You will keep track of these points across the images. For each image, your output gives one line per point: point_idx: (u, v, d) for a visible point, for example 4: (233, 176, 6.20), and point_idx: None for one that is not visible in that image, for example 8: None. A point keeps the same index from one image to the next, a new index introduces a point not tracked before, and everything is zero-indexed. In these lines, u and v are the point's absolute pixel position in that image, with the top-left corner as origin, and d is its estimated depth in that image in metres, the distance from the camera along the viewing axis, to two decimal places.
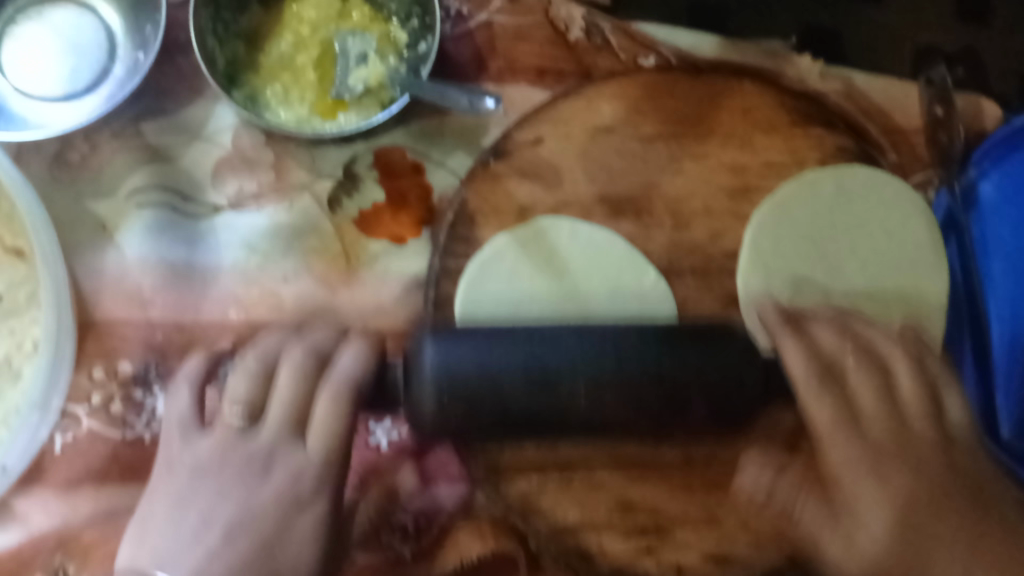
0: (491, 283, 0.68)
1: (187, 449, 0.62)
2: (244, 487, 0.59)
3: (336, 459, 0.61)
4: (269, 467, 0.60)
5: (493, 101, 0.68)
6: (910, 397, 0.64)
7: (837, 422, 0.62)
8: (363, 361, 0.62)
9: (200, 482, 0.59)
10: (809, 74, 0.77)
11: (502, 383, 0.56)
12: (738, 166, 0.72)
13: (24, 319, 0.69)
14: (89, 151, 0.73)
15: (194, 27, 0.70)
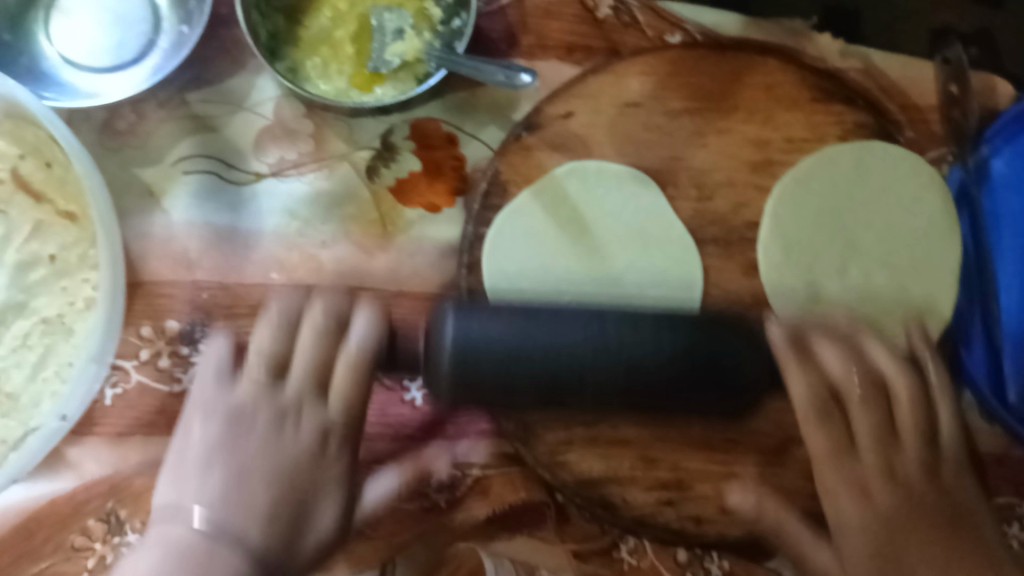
0: (516, 250, 0.71)
1: (217, 397, 0.65)
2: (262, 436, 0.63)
3: (346, 419, 0.66)
4: (285, 428, 0.64)
5: (527, 76, 0.69)
6: (901, 246, 0.72)
7: (843, 424, 0.67)
8: (372, 329, 0.66)
9: (242, 420, 0.64)
10: (829, 51, 0.81)
11: (509, 350, 0.61)
12: (761, 141, 0.74)
13: (76, 278, 0.72)
14: (136, 120, 0.76)
15: (241, 3, 0.73)
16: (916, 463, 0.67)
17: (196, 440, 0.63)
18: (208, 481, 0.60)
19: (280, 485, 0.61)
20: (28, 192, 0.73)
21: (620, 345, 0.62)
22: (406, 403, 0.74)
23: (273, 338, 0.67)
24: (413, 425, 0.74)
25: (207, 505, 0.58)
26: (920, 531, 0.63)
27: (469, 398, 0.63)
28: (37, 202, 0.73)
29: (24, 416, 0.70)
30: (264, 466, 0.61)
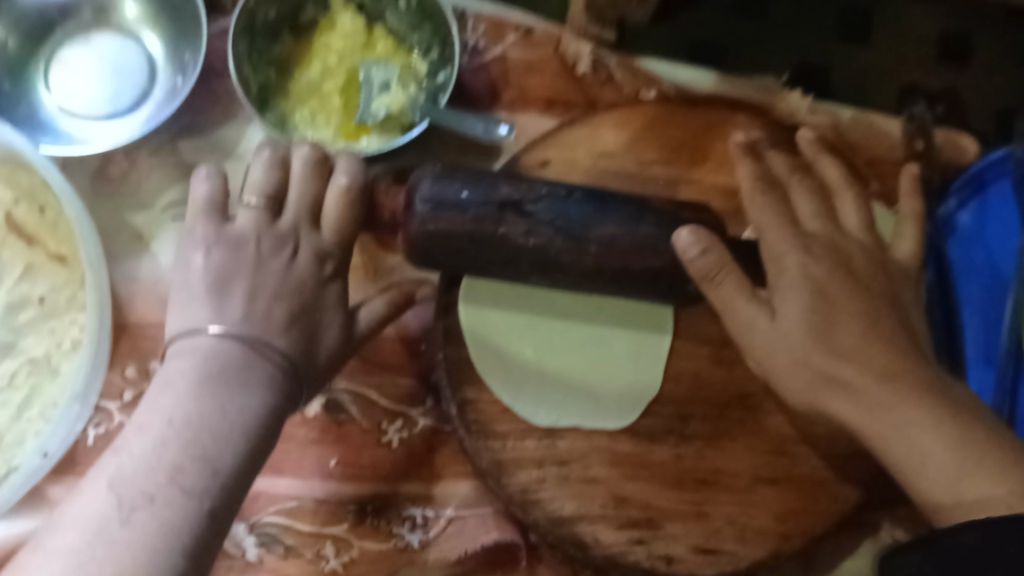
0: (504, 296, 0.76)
1: (215, 232, 0.65)
2: (264, 261, 0.64)
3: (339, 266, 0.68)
4: (288, 252, 0.65)
5: (506, 128, 0.76)
6: (849, 211, 0.74)
7: (800, 318, 0.67)
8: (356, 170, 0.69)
9: (239, 245, 0.64)
10: (798, 108, 0.83)
11: (475, 224, 0.64)
12: (730, 190, 0.78)
13: (64, 320, 0.74)
14: (128, 167, 0.78)
15: (233, 53, 0.76)
16: (859, 301, 0.68)
17: (155, 405, 0.53)
18: (171, 420, 0.52)
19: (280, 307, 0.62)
20: (20, 235, 0.75)
21: (602, 201, 0.67)
22: (383, 444, 0.75)
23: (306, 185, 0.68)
24: (389, 465, 0.75)
25: (175, 422, 0.52)
26: (874, 348, 0.65)
27: (440, 240, 0.64)
28: (29, 245, 0.75)
29: (8, 456, 0.71)
30: (265, 283, 0.63)
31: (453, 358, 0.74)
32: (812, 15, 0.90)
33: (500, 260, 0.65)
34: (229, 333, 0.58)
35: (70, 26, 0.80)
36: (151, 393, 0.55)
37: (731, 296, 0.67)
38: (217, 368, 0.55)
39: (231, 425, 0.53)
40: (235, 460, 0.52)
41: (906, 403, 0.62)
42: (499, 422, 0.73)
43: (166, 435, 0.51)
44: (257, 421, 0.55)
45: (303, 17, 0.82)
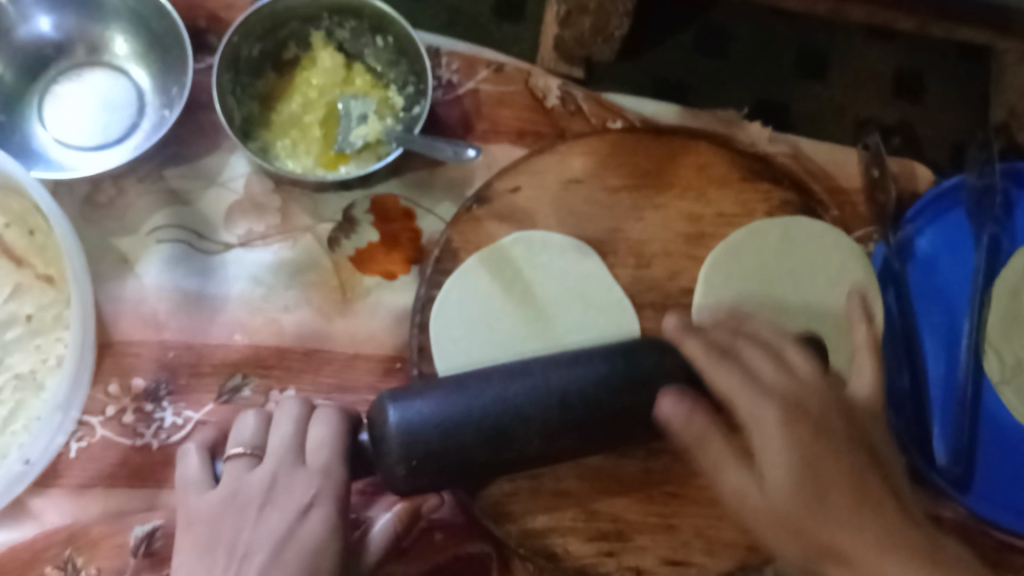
0: (470, 307, 0.77)
1: (195, 505, 0.66)
2: (255, 520, 0.65)
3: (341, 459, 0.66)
4: (274, 504, 0.65)
5: (474, 151, 0.78)
6: (800, 359, 0.68)
7: (784, 450, 0.61)
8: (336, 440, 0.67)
9: (234, 506, 0.65)
10: (758, 138, 0.87)
11: (454, 437, 0.64)
12: (693, 215, 0.81)
13: (51, 337, 0.77)
14: (117, 194, 0.82)
15: (217, 86, 0.79)
16: (838, 419, 0.63)
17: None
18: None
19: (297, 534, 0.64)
20: (10, 257, 0.78)
21: (534, 390, 0.66)
22: None
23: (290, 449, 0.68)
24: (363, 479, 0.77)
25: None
26: (837, 470, 0.60)
27: (429, 477, 0.65)
28: (18, 266, 0.78)
29: None
30: (261, 545, 0.64)
31: (427, 372, 0.76)
32: (771, 53, 0.95)
33: (455, 477, 0.66)
34: None
35: (65, 62, 0.84)
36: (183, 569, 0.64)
37: (727, 468, 0.62)
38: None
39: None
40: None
41: (860, 526, 0.57)
42: None
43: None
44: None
45: (285, 54, 0.86)
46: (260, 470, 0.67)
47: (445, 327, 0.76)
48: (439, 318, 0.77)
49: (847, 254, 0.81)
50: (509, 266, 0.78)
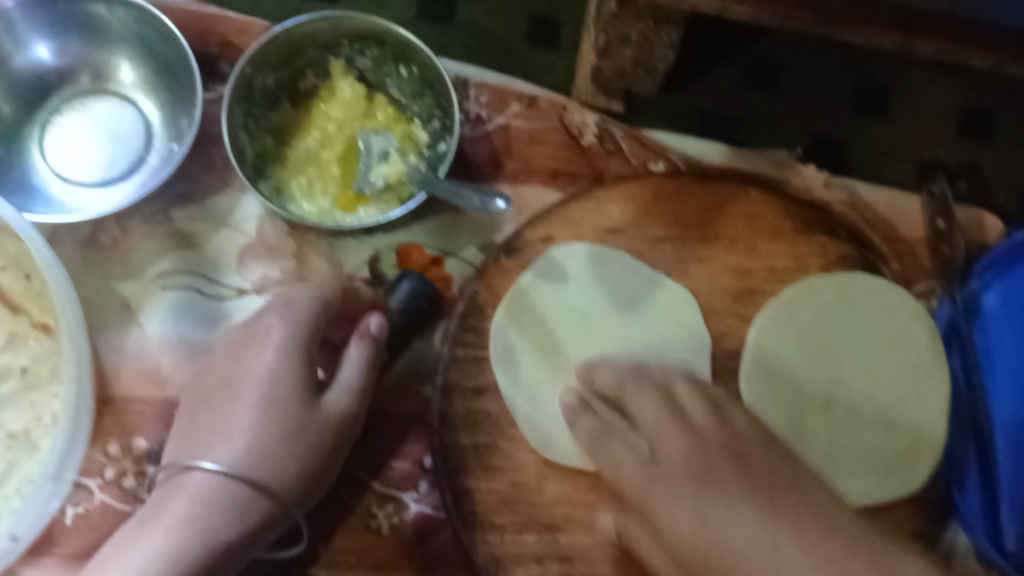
0: (530, 332, 0.72)
1: None
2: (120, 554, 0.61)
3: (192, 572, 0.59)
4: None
5: (503, 202, 0.71)
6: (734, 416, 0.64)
7: (675, 431, 0.62)
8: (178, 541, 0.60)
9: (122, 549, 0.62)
10: (813, 183, 0.80)
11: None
12: (742, 270, 0.74)
13: (46, 392, 0.72)
14: (120, 235, 0.76)
15: (224, 121, 0.73)
16: (760, 453, 0.60)
17: (142, 549, 0.60)
18: (161, 544, 0.60)
19: (302, 447, 0.65)
20: (5, 303, 0.73)
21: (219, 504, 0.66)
22: (372, 529, 0.73)
23: (289, 370, 0.65)
24: (378, 552, 0.72)
25: (161, 556, 0.59)
26: (735, 481, 0.57)
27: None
28: (13, 313, 0.73)
29: None
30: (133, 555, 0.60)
31: (449, 443, 0.70)
32: (826, 88, 0.87)
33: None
34: (231, 471, 0.63)
35: (67, 90, 0.79)
36: (150, 524, 0.62)
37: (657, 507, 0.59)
38: (211, 523, 0.61)
39: (228, 554, 0.62)
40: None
41: (749, 513, 0.53)
42: (497, 514, 0.69)
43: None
44: (248, 541, 0.63)
45: (302, 84, 0.80)
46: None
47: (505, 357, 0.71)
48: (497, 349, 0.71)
49: (912, 316, 0.74)
50: (577, 256, 0.73)
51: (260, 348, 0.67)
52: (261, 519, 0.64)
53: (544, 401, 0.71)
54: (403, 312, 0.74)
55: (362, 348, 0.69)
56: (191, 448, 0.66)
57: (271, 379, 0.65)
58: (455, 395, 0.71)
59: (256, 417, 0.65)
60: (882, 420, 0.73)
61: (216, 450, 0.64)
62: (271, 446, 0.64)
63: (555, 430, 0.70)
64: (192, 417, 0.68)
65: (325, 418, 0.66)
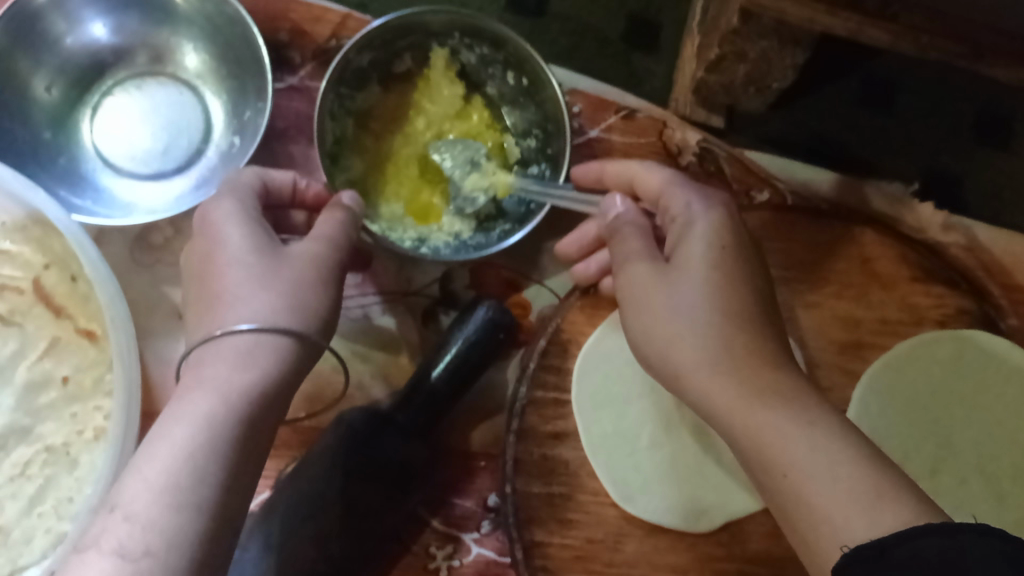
0: (613, 377, 0.66)
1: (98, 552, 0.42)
2: (144, 462, 0.44)
3: (247, 451, 0.47)
4: (111, 520, 0.43)
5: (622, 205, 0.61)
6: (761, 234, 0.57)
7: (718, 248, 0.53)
8: (242, 365, 0.49)
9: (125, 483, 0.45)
10: (929, 224, 0.73)
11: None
12: (852, 320, 0.68)
13: (89, 405, 0.66)
14: (173, 234, 0.70)
15: (319, 103, 0.64)
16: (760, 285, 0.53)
17: (183, 416, 0.46)
18: (189, 410, 0.46)
19: (306, 290, 0.53)
20: (47, 304, 0.67)
21: (301, 485, 0.64)
22: (430, 572, 0.66)
23: (258, 233, 0.54)
24: None
25: (203, 419, 0.46)
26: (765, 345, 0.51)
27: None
28: (56, 316, 0.67)
29: (13, 554, 0.64)
30: (158, 452, 0.45)
31: (522, 491, 0.63)
32: (944, 114, 0.80)
33: None
34: (266, 325, 0.50)
35: (123, 71, 0.72)
36: (172, 401, 0.48)
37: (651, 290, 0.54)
38: (239, 381, 0.48)
39: (268, 405, 0.49)
40: (234, 452, 0.46)
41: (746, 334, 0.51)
42: (568, 571, 0.63)
43: (185, 466, 0.44)
44: (283, 393, 0.50)
45: (396, 67, 0.72)
46: (92, 550, 0.42)
47: (584, 401, 0.65)
48: (578, 390, 0.65)
49: None
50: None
51: (214, 226, 0.54)
52: (294, 362, 0.51)
53: (626, 452, 0.65)
54: (476, 340, 0.67)
55: (335, 217, 0.58)
56: (198, 326, 0.52)
57: (250, 246, 0.53)
58: (532, 438, 0.64)
59: (258, 264, 0.52)
60: (995, 492, 0.66)
61: (216, 323, 0.51)
62: (288, 285, 0.52)
63: (638, 487, 0.64)
64: (189, 295, 0.54)
65: (301, 258, 0.54)
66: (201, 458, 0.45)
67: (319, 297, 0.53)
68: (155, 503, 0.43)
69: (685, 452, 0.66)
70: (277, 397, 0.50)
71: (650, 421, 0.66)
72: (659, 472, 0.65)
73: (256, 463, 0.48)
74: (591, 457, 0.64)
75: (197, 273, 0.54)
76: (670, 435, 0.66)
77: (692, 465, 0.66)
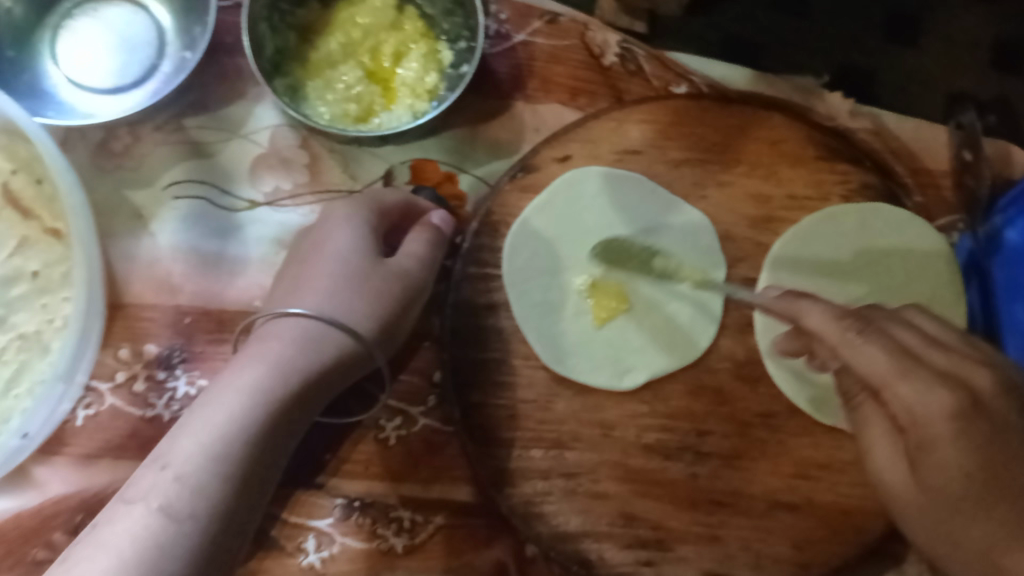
0: (542, 252, 0.71)
1: (142, 499, 0.51)
2: (193, 423, 0.54)
3: (280, 425, 0.56)
4: (159, 471, 0.52)
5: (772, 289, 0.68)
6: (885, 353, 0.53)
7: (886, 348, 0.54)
8: (304, 348, 0.60)
9: (174, 435, 0.55)
10: (839, 111, 0.79)
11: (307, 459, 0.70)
12: (762, 196, 0.73)
13: (57, 296, 0.71)
14: (132, 142, 0.75)
15: (247, 11, 0.71)
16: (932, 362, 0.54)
17: (238, 384, 0.56)
18: (247, 380, 0.56)
19: (382, 299, 0.64)
20: (16, 206, 0.72)
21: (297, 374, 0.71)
22: (379, 442, 0.71)
23: (363, 239, 0.66)
24: (388, 463, 0.71)
25: (257, 393, 0.56)
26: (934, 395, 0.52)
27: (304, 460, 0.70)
28: (25, 217, 0.72)
29: None
30: (209, 415, 0.54)
31: (459, 356, 0.69)
32: (855, 13, 0.86)
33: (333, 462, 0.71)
34: (323, 317, 0.62)
35: None
36: (233, 367, 0.58)
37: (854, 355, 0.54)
38: (295, 362, 0.58)
39: (312, 391, 0.59)
40: (272, 430, 0.56)
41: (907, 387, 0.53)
42: (506, 429, 0.68)
43: (234, 435, 0.53)
44: (332, 380, 0.61)
45: None
46: (138, 504, 0.51)
47: (515, 274, 0.71)
48: (509, 264, 0.71)
49: (932, 250, 0.73)
50: (592, 178, 0.72)
51: (330, 225, 0.67)
52: (348, 359, 0.62)
53: (556, 319, 0.71)
54: None
55: (424, 235, 0.67)
56: (283, 301, 0.65)
57: (351, 252, 0.65)
58: (468, 311, 0.70)
59: (345, 266, 0.65)
60: None
61: (299, 304, 0.64)
62: (356, 294, 0.64)
63: (568, 351, 0.70)
64: (286, 272, 0.67)
65: (393, 271, 0.65)
66: (248, 429, 0.54)
67: (389, 306, 0.64)
68: (201, 465, 0.52)
69: (612, 316, 0.71)
70: (323, 384, 0.60)
71: (583, 291, 0.72)
72: (585, 338, 0.71)
73: (287, 436, 0.58)
74: (523, 325, 0.70)
75: (295, 270, 0.67)
76: (594, 301, 0.71)
77: (623, 328, 0.71)
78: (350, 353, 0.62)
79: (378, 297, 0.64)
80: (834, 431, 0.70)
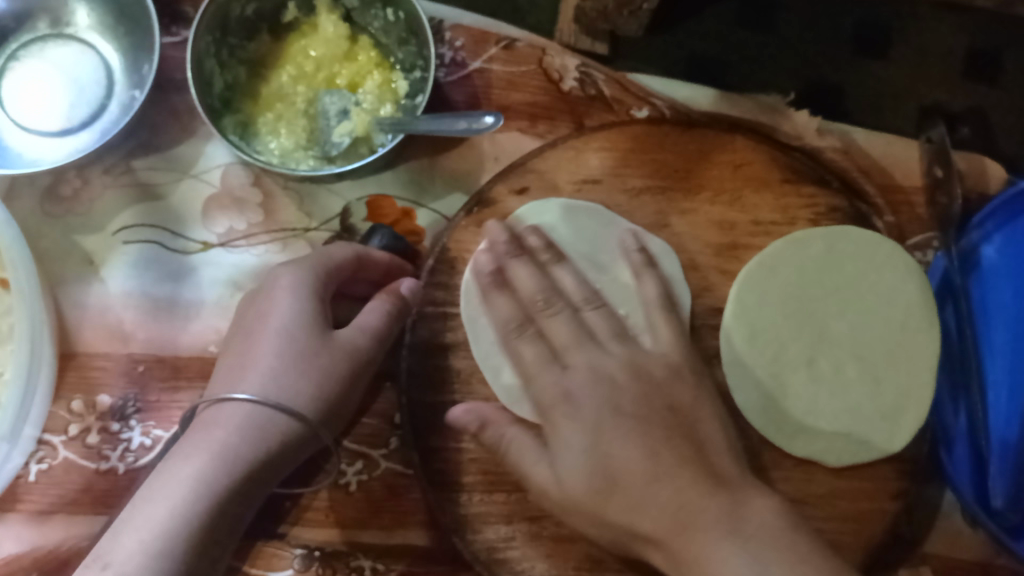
0: None
1: None
2: (135, 516, 0.54)
3: (221, 516, 0.57)
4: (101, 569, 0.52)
5: (490, 118, 0.66)
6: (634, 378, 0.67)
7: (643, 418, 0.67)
8: (245, 436, 0.59)
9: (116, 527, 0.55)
10: (805, 130, 0.76)
11: (268, 516, 0.69)
12: (726, 223, 0.71)
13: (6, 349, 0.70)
14: (81, 186, 0.74)
15: (190, 49, 0.69)
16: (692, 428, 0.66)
17: (181, 476, 0.56)
18: (189, 472, 0.56)
19: (327, 376, 0.63)
20: None
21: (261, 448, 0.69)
22: (341, 487, 0.70)
23: (307, 312, 0.63)
24: (348, 510, 0.69)
25: (198, 485, 0.56)
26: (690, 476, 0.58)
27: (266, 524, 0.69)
28: None
29: None
30: (152, 511, 0.55)
31: (417, 401, 0.67)
32: (821, 28, 0.84)
33: (295, 509, 0.69)
34: (265, 401, 0.61)
35: (25, 35, 0.76)
36: (177, 455, 0.58)
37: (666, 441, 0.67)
38: (237, 451, 0.58)
39: (256, 475, 0.59)
40: (214, 519, 0.56)
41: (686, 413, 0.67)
42: (466, 473, 0.67)
43: (176, 531, 0.54)
44: (276, 462, 0.61)
45: (284, 17, 0.77)
46: None
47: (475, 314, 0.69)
48: (467, 305, 0.69)
49: (904, 274, 0.71)
50: (551, 210, 0.70)
51: (271, 298, 0.65)
52: (292, 439, 0.61)
53: None
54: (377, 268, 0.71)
55: (382, 305, 0.66)
56: (226, 377, 0.64)
57: (295, 326, 0.63)
58: (426, 350, 0.69)
59: (289, 341, 0.62)
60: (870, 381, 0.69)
61: (243, 383, 0.62)
62: (300, 374, 0.62)
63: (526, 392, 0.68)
64: (232, 342, 0.66)
65: (343, 349, 0.64)
66: (190, 525, 0.55)
67: (334, 386, 0.63)
68: (142, 563, 0.52)
69: None
70: (269, 468, 0.60)
71: None
72: None
73: (232, 522, 0.58)
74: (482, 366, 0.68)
75: (240, 344, 0.65)
76: None
77: None
78: (293, 435, 0.61)
79: (325, 375, 0.63)
80: (803, 463, 0.69)
